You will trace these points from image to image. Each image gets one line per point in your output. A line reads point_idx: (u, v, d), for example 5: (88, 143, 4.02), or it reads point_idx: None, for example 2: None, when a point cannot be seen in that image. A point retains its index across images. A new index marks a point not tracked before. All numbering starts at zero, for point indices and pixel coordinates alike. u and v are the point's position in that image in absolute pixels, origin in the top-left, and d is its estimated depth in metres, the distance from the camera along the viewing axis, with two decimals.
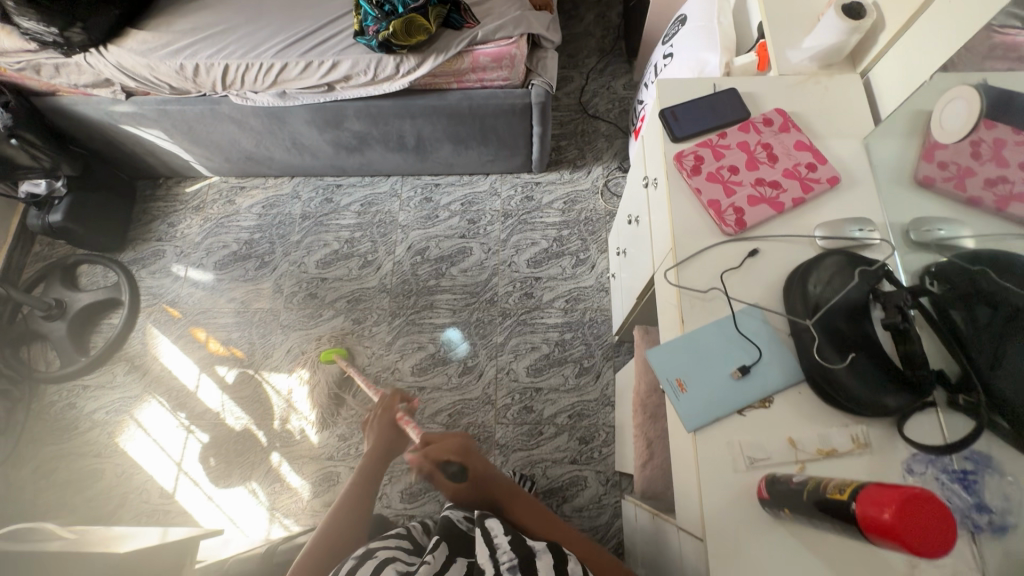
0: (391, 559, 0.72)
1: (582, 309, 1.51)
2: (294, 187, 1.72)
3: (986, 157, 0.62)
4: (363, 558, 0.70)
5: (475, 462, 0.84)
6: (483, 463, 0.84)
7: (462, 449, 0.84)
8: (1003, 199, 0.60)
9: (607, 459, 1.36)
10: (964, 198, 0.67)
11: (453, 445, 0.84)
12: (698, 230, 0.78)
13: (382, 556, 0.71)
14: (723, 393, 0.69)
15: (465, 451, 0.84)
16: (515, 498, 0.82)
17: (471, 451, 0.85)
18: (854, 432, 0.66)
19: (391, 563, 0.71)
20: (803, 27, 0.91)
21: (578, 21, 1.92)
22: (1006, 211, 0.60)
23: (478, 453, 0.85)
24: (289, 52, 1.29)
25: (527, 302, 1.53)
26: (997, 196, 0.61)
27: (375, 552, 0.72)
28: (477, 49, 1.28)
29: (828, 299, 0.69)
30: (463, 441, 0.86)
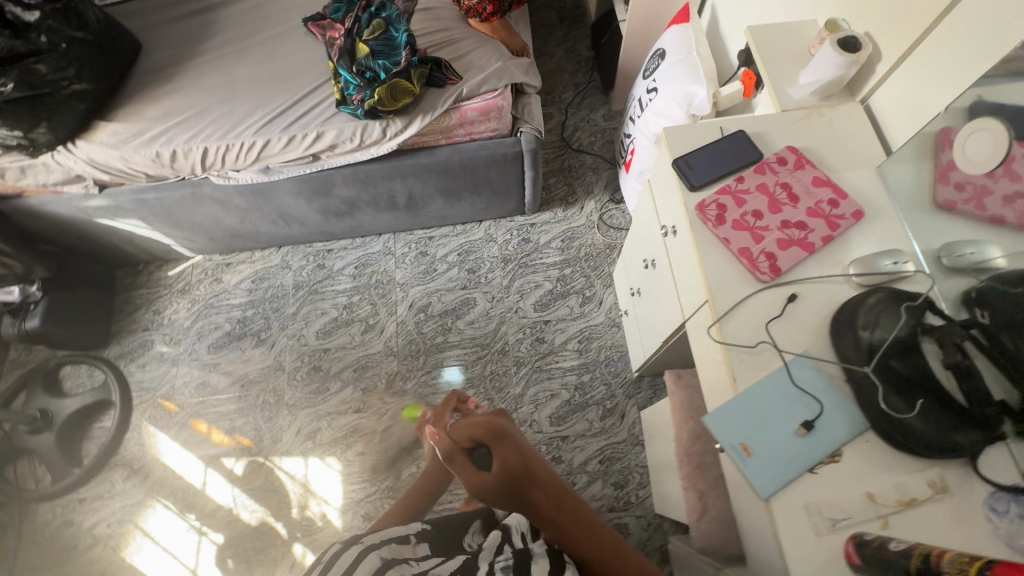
0: (377, 547, 0.68)
1: (597, 347, 1.49)
2: (283, 257, 1.66)
3: (1000, 174, 0.62)
4: (348, 543, 0.68)
5: (505, 447, 0.72)
6: (516, 449, 0.73)
7: (492, 434, 0.73)
8: None
9: (646, 502, 1.32)
10: (987, 218, 0.65)
11: (485, 426, 0.74)
12: (732, 281, 0.76)
13: (366, 543, 0.68)
14: (792, 452, 0.66)
15: (496, 435, 0.73)
16: (543, 490, 0.72)
17: (502, 435, 0.73)
18: (929, 476, 0.64)
19: (374, 550, 0.67)
20: (797, 62, 0.93)
21: (549, 57, 1.93)
22: None
23: (513, 438, 0.74)
24: (271, 128, 1.25)
25: (540, 348, 1.49)
26: (1018, 212, 0.60)
27: (358, 539, 0.69)
28: (463, 105, 1.27)
29: (880, 341, 0.67)
30: (498, 421, 0.75)
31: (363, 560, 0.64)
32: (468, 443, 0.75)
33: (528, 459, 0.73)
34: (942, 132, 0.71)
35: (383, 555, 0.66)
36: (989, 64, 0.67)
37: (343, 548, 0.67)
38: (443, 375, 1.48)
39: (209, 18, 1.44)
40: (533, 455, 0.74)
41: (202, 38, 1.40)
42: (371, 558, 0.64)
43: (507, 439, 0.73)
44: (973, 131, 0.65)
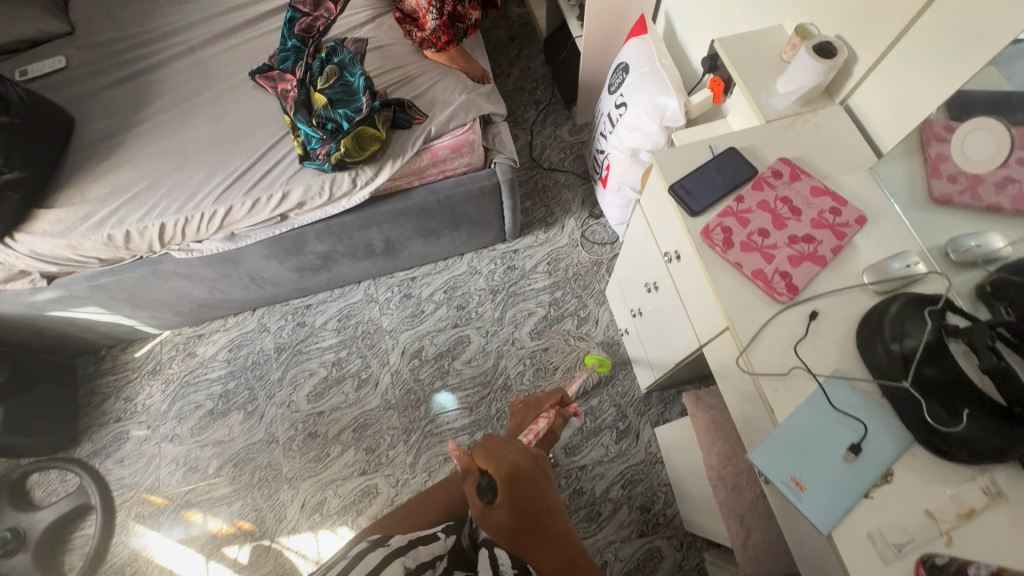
0: (403, 550, 0.73)
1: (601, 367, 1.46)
2: (260, 320, 1.57)
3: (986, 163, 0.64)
4: (376, 544, 0.75)
5: (516, 489, 0.68)
6: (529, 492, 0.68)
7: (512, 471, 0.69)
8: (1019, 199, 0.61)
9: (675, 521, 1.29)
10: (983, 208, 0.67)
11: (506, 460, 0.70)
12: (751, 306, 0.74)
13: (394, 548, 0.73)
14: (843, 480, 0.64)
15: (512, 470, 0.69)
16: (545, 545, 0.65)
17: (519, 473, 0.69)
18: (983, 482, 0.62)
19: (399, 556, 0.71)
20: (770, 71, 0.92)
21: (505, 78, 1.90)
22: None
23: (532, 485, 0.69)
24: (231, 194, 1.17)
25: (544, 378, 1.45)
26: (1012, 197, 0.62)
27: (385, 542, 0.75)
28: (434, 144, 1.22)
29: (913, 351, 0.66)
30: (523, 463, 0.71)
31: (387, 566, 0.69)
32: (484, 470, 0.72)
33: (538, 506, 0.68)
34: (925, 127, 0.73)
35: (406, 562, 0.70)
36: (980, 63, 0.66)
37: (372, 550, 0.72)
38: (437, 402, 1.44)
39: (147, 81, 1.34)
40: (547, 507, 0.69)
41: (142, 103, 1.30)
42: (393, 565, 0.69)
43: (522, 479, 0.69)
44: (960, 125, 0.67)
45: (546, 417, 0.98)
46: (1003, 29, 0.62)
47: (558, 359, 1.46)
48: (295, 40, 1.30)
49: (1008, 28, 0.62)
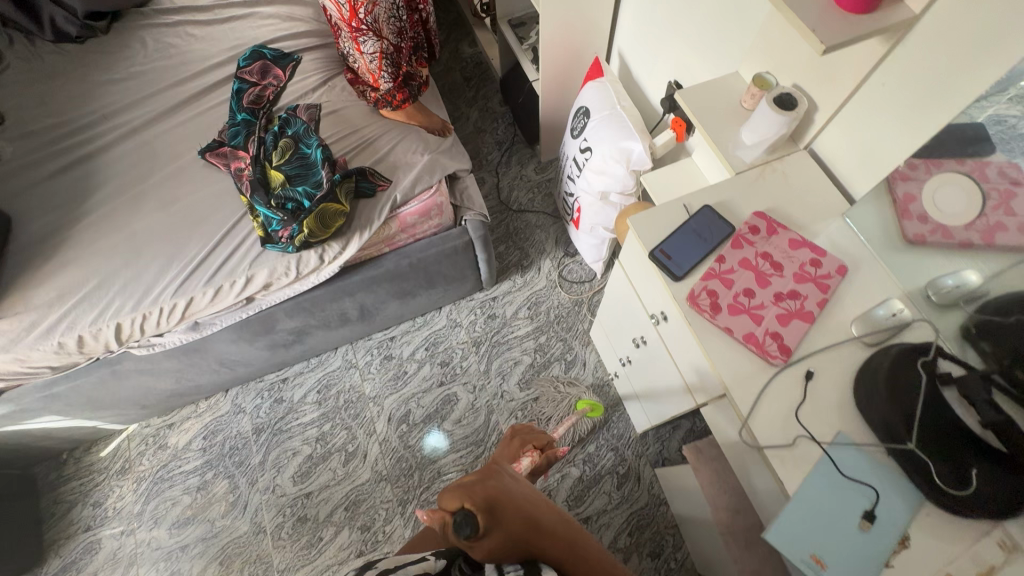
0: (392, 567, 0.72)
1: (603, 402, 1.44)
2: (234, 400, 1.49)
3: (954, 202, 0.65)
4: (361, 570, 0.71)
5: (499, 512, 0.65)
6: (510, 507, 0.66)
7: (490, 496, 0.66)
8: (988, 232, 0.61)
9: (687, 564, 1.26)
10: (954, 244, 0.66)
11: (478, 487, 0.66)
12: (748, 373, 0.72)
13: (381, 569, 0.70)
14: (863, 551, 0.63)
15: (488, 499, 0.65)
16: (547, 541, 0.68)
17: (491, 494, 0.66)
18: (997, 535, 0.61)
19: None
20: (733, 120, 0.93)
21: (465, 120, 1.88)
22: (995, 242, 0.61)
23: (510, 497, 0.68)
24: (190, 284, 1.10)
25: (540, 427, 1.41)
26: (981, 231, 0.62)
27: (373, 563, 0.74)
28: (401, 211, 1.19)
29: (914, 407, 0.66)
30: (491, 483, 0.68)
31: None
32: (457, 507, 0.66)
33: (523, 511, 0.67)
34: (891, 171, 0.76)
35: None
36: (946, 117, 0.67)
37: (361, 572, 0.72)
38: (431, 445, 1.41)
39: (89, 169, 1.26)
40: (530, 506, 0.70)
41: (86, 193, 1.23)
42: None
43: (501, 499, 0.66)
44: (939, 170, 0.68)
45: (528, 456, 0.99)
46: (966, 87, 0.64)
47: (551, 409, 1.42)
48: (245, 113, 1.25)
49: (972, 85, 0.63)
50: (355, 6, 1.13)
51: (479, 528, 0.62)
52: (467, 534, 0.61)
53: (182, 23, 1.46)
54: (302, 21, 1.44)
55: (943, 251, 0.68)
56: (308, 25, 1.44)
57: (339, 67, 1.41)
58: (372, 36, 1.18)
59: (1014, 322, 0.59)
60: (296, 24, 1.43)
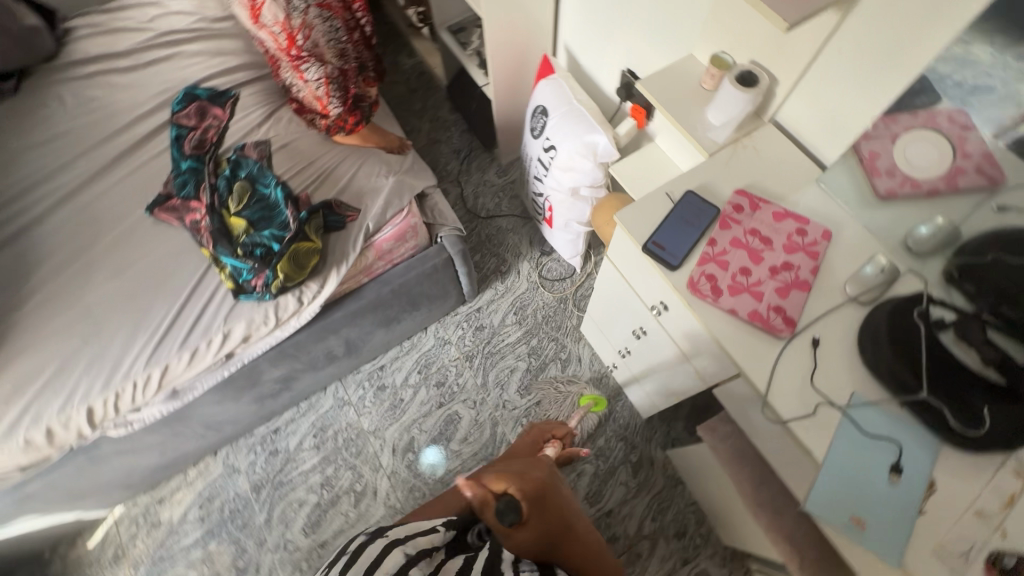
0: (402, 538, 0.69)
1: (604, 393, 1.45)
2: (225, 461, 1.41)
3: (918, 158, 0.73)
4: (372, 536, 0.71)
5: (539, 506, 0.73)
6: (549, 505, 0.74)
7: (533, 490, 0.74)
8: (951, 177, 0.70)
9: (711, 536, 1.29)
10: (923, 192, 0.74)
11: (524, 481, 0.74)
12: (758, 350, 0.74)
13: (394, 538, 0.69)
14: (896, 503, 0.65)
15: (532, 492, 0.73)
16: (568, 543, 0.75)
17: (535, 490, 0.74)
18: (1013, 465, 0.64)
19: (399, 545, 0.67)
20: (697, 102, 0.94)
21: (417, 133, 1.84)
22: (958, 185, 0.70)
23: (548, 495, 0.76)
24: (163, 350, 1.04)
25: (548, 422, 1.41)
26: (946, 176, 0.71)
27: (385, 531, 0.71)
28: (376, 239, 1.16)
29: (919, 356, 0.69)
30: (535, 479, 0.77)
31: (390, 553, 0.65)
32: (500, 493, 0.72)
33: (556, 513, 0.75)
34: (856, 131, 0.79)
35: (409, 551, 0.66)
36: (907, 79, 0.70)
37: (371, 541, 0.69)
38: (435, 464, 1.38)
39: (24, 245, 1.16)
40: (564, 509, 0.77)
41: (25, 271, 1.12)
42: (396, 555, 0.64)
43: (542, 497, 0.74)
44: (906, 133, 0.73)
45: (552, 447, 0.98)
46: (918, 50, 0.67)
47: (555, 409, 1.42)
48: (190, 160, 1.18)
49: (927, 48, 0.66)
50: (291, 33, 1.05)
51: (520, 518, 0.70)
52: (511, 521, 0.69)
53: (99, 73, 1.36)
54: (232, 55, 1.36)
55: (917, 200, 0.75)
56: (240, 58, 1.36)
57: (282, 97, 1.34)
58: (315, 61, 1.10)
59: (992, 261, 0.65)
60: (227, 58, 1.35)
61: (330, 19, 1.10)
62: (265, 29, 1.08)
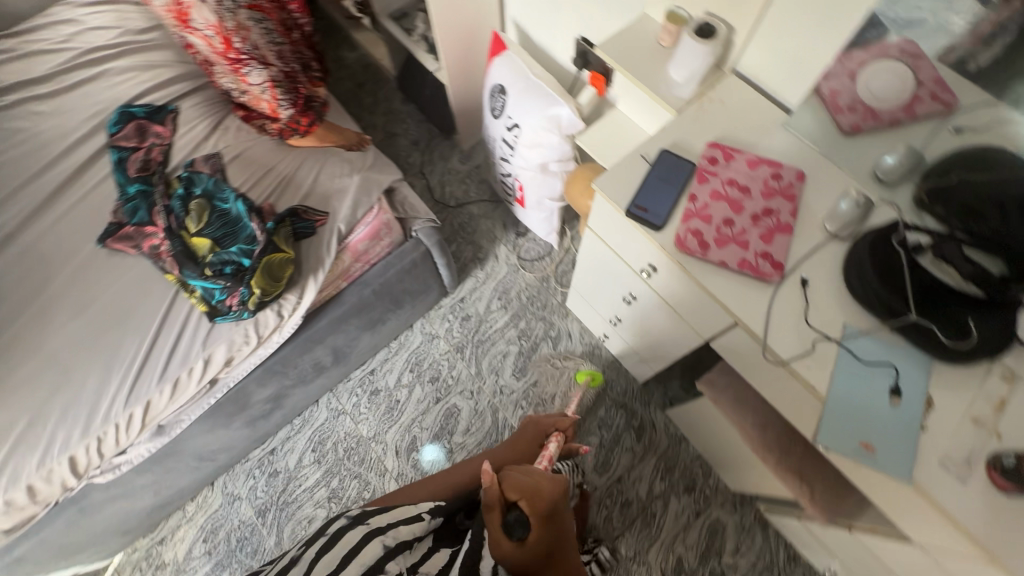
0: (384, 526, 0.71)
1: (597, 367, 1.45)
2: (224, 491, 1.37)
3: (878, 94, 0.77)
4: (355, 521, 0.72)
5: (546, 531, 0.68)
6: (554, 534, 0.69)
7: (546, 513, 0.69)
8: (909, 107, 0.75)
9: (719, 486, 1.32)
10: (884, 124, 0.79)
11: (542, 495, 0.70)
12: (751, 297, 0.75)
13: (374, 526, 0.70)
14: (899, 423, 0.68)
15: (545, 513, 0.69)
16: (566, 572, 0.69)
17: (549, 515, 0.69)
18: (999, 370, 0.69)
19: (379, 534, 0.69)
20: (658, 61, 0.93)
21: (372, 128, 1.78)
22: (915, 113, 0.75)
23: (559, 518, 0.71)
24: (142, 386, 0.98)
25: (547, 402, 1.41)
26: (904, 107, 0.76)
27: (366, 518, 0.72)
28: (350, 241, 1.12)
29: (903, 279, 0.71)
30: (553, 503, 0.71)
31: (368, 545, 0.67)
32: (512, 500, 0.72)
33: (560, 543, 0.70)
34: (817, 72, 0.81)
35: (387, 543, 0.68)
36: (858, 17, 0.71)
37: (351, 527, 0.70)
38: (440, 459, 1.37)
39: None
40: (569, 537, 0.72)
41: None
42: (372, 547, 0.67)
43: (551, 523, 0.69)
44: (864, 69, 0.76)
45: (555, 441, 0.97)
46: None
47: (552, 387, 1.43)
48: (137, 183, 1.11)
49: None
50: (227, 36, 0.99)
51: (528, 533, 0.67)
52: (517, 536, 0.67)
53: (20, 103, 1.25)
54: (165, 67, 1.28)
55: (881, 133, 0.80)
56: (174, 69, 1.28)
57: (226, 106, 1.27)
58: (257, 64, 1.05)
59: (956, 180, 0.71)
60: (159, 71, 1.27)
61: (263, 20, 1.05)
62: (197, 34, 1.01)
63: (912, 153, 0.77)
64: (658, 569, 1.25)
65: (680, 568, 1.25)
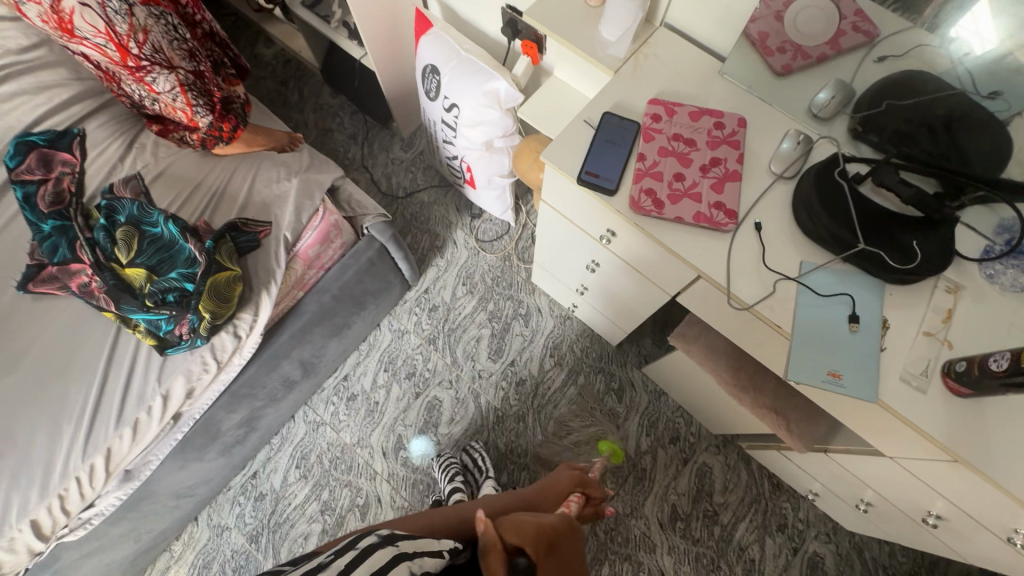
0: (410, 552, 0.68)
1: (566, 357, 1.44)
2: (210, 523, 1.32)
3: (808, 32, 0.80)
4: (387, 538, 0.71)
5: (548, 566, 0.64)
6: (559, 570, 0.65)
7: (544, 548, 0.66)
8: (835, 42, 0.79)
9: (702, 432, 1.37)
10: (815, 59, 0.82)
11: (541, 530, 0.68)
12: (710, 247, 0.76)
13: (402, 549, 0.69)
14: (860, 348, 0.71)
15: (543, 549, 0.66)
16: None
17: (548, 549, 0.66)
18: (944, 284, 0.73)
19: (405, 560, 0.67)
20: (589, 20, 0.92)
21: (304, 127, 1.69)
22: (841, 47, 0.79)
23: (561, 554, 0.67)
24: (99, 434, 0.92)
25: (544, 412, 1.39)
26: (830, 43, 0.79)
27: (397, 539, 0.71)
28: (299, 248, 1.07)
29: (847, 208, 0.73)
30: (550, 536, 0.68)
31: (396, 568, 0.65)
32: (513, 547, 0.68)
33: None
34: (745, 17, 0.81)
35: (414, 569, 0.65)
36: None
37: (380, 548, 0.69)
38: (427, 453, 1.36)
39: None
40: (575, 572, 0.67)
41: None
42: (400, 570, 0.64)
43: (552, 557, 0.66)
44: (790, 9, 0.78)
45: (574, 500, 0.89)
46: None
47: (530, 364, 1.43)
48: (52, 219, 0.99)
49: None
50: (121, 43, 0.88)
51: None
52: None
53: None
54: (60, 86, 1.16)
55: (811, 70, 0.83)
56: (72, 88, 1.17)
57: (137, 122, 1.17)
58: (161, 69, 0.94)
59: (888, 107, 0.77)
60: (54, 91, 1.15)
61: (163, 16, 0.94)
62: (87, 44, 0.90)
63: (843, 86, 0.79)
64: (655, 520, 1.29)
65: (676, 515, 1.30)
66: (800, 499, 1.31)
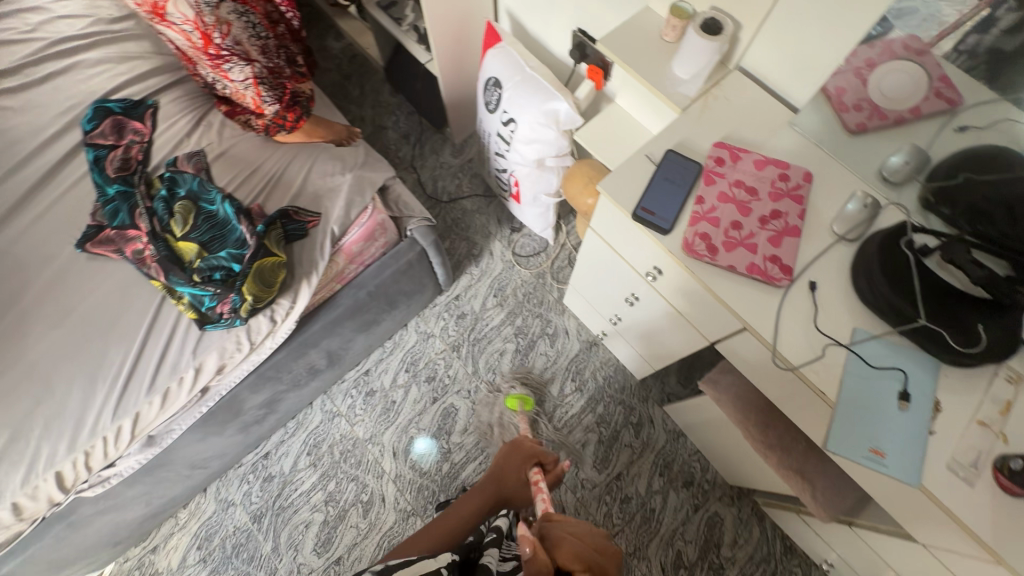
0: None
1: (588, 383, 1.42)
2: (218, 497, 1.34)
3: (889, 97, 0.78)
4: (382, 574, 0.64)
5: None
6: None
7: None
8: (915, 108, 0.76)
9: (716, 481, 1.33)
10: (891, 121, 0.79)
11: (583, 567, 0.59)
12: (760, 301, 0.74)
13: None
14: (907, 428, 0.68)
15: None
16: None
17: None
18: (1006, 372, 0.69)
19: None
20: (662, 54, 0.91)
21: (360, 121, 1.73)
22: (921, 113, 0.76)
23: None
24: (130, 397, 0.95)
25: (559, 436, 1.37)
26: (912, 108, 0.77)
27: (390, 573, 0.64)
28: (343, 243, 1.09)
29: (912, 281, 0.71)
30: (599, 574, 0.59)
31: None
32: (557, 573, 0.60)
33: None
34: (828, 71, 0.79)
35: None
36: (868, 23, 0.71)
37: None
38: (436, 458, 1.36)
39: None
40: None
41: None
42: None
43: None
44: (873, 71, 0.76)
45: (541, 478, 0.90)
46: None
47: (549, 386, 1.42)
48: (117, 184, 1.05)
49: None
50: (206, 32, 0.92)
51: None
52: None
53: None
54: (141, 58, 1.22)
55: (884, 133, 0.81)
56: (152, 62, 1.22)
57: (208, 100, 1.21)
58: (239, 60, 0.98)
59: (964, 181, 0.71)
60: (134, 63, 1.20)
61: (245, 14, 0.98)
62: (174, 28, 0.94)
63: (918, 153, 0.77)
64: (658, 564, 1.26)
65: (680, 562, 1.26)
66: (811, 568, 1.26)
